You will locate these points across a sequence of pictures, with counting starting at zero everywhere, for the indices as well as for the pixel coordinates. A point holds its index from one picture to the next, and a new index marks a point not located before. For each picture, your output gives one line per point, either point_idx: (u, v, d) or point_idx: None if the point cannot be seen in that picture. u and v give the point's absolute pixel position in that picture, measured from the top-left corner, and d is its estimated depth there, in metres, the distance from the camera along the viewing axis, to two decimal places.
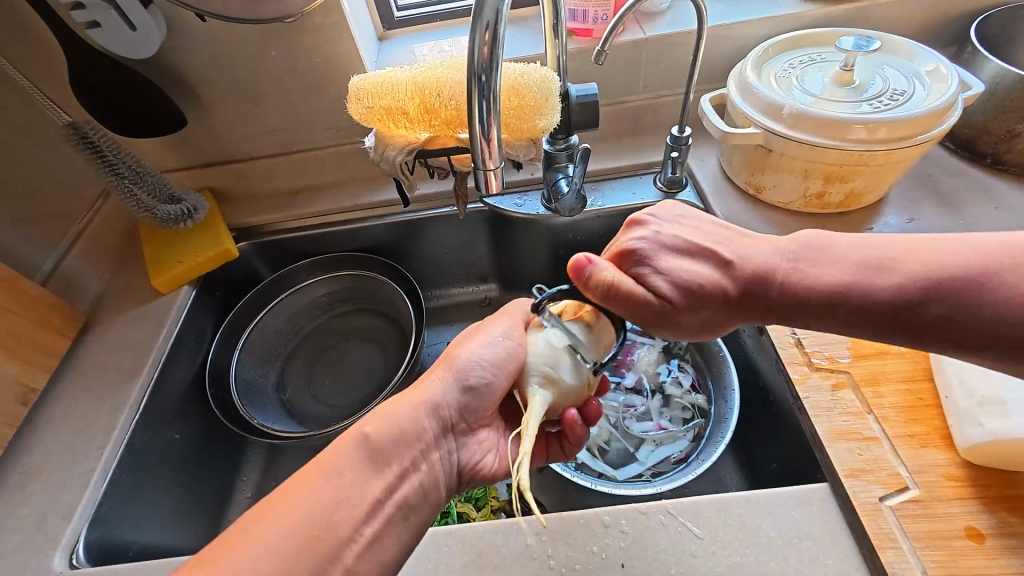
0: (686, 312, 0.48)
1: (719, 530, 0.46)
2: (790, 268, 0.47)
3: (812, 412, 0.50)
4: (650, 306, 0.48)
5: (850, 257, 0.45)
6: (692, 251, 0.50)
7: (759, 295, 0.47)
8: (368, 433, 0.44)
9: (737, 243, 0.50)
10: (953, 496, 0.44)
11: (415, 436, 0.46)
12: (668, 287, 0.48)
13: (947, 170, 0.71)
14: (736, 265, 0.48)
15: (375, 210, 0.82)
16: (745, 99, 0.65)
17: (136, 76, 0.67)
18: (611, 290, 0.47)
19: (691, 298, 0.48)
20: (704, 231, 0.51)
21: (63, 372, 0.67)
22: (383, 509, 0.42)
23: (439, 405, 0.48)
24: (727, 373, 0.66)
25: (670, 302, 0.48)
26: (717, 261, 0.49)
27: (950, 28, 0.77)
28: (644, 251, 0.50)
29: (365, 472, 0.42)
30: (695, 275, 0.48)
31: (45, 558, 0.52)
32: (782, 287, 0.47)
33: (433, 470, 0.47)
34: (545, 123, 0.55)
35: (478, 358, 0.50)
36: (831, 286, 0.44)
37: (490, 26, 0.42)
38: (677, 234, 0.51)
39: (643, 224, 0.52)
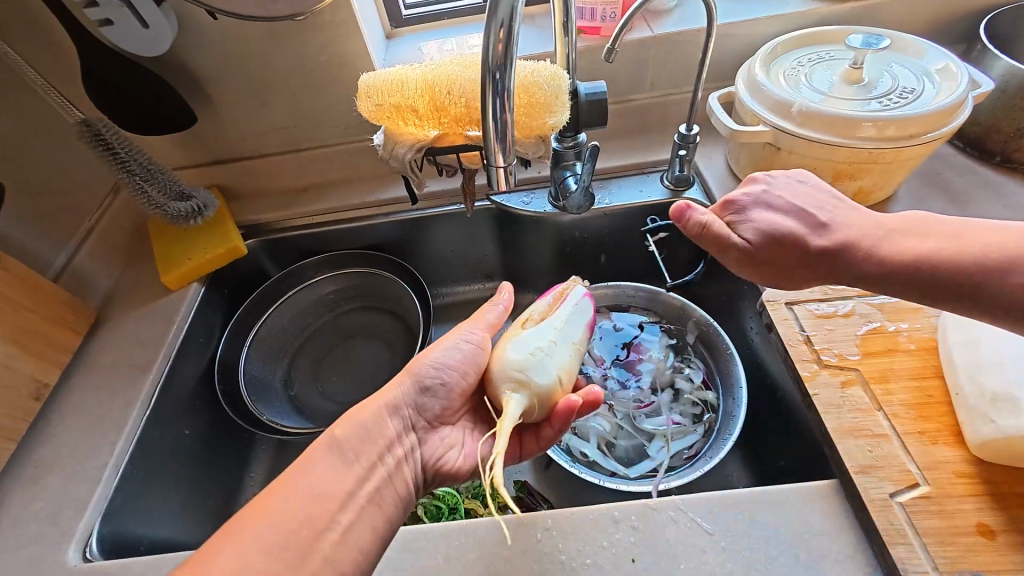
0: (769, 262, 0.52)
1: (729, 525, 0.46)
2: (884, 238, 0.49)
3: (821, 409, 0.50)
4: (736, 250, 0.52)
5: (946, 233, 0.48)
6: (795, 210, 0.53)
7: (838, 256, 0.50)
8: (335, 436, 0.46)
9: (840, 211, 0.53)
10: (964, 493, 0.44)
11: (378, 434, 0.47)
12: (756, 234, 0.52)
13: (956, 168, 0.71)
14: (829, 228, 0.51)
15: (382, 208, 0.82)
16: (753, 98, 0.65)
17: (148, 73, 0.67)
18: (703, 231, 0.51)
19: (774, 248, 0.51)
20: (819, 200, 0.54)
21: (74, 368, 0.68)
22: (356, 500, 0.43)
23: (398, 404, 0.49)
24: (732, 368, 0.64)
25: (754, 250, 0.52)
26: (815, 222, 0.52)
27: (958, 26, 0.77)
28: (745, 202, 0.54)
29: (337, 468, 0.44)
30: (789, 229, 0.52)
31: (58, 551, 0.53)
32: (864, 253, 0.49)
33: (398, 465, 0.47)
34: (555, 121, 0.55)
35: (437, 358, 0.51)
36: (914, 255, 0.47)
37: (504, 24, 0.43)
38: (784, 194, 0.54)
39: (758, 180, 0.56)
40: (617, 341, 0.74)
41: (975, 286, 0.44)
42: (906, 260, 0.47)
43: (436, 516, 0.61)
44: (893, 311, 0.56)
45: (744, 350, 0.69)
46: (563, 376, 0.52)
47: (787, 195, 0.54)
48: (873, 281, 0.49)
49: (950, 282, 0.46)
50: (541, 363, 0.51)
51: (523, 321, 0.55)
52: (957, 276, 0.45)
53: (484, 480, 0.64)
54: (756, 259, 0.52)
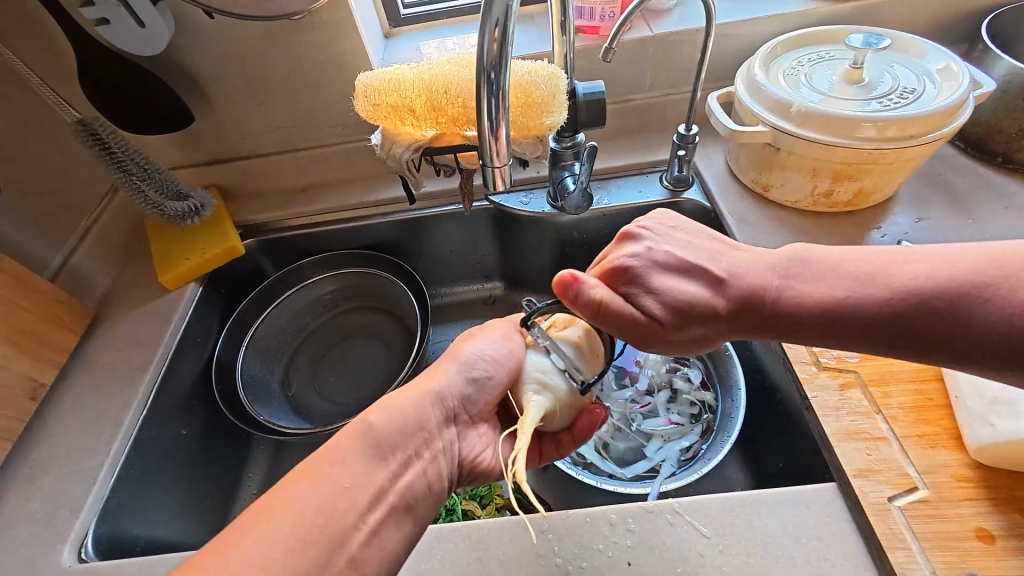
0: (679, 331, 0.47)
1: (726, 529, 0.46)
2: (784, 285, 0.46)
3: (820, 412, 0.50)
4: (641, 327, 0.47)
5: (840, 273, 0.45)
6: (687, 268, 0.49)
7: (751, 313, 0.47)
8: (371, 424, 0.45)
9: (727, 258, 0.50)
10: (963, 497, 0.44)
11: (418, 425, 0.46)
12: (657, 304, 0.47)
13: (957, 169, 0.70)
14: (728, 283, 0.48)
15: (381, 208, 0.82)
16: (753, 98, 0.65)
17: (146, 74, 0.67)
18: (599, 308, 0.47)
19: (681, 318, 0.47)
20: (698, 249, 0.50)
21: (71, 368, 0.67)
22: (386, 498, 0.42)
23: (444, 394, 0.48)
24: (731, 371, 0.66)
25: (661, 322, 0.47)
26: (712, 278, 0.48)
27: (959, 26, 0.76)
28: (636, 269, 0.49)
29: (367, 461, 0.43)
30: (689, 294, 0.47)
31: (53, 552, 0.53)
32: (775, 306, 0.46)
33: (435, 459, 0.46)
34: (552, 121, 0.55)
35: (484, 349, 0.50)
36: (823, 303, 0.44)
37: (499, 23, 0.42)
38: (669, 251, 0.50)
39: (636, 238, 0.51)
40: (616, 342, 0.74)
41: (902, 325, 0.41)
42: (813, 311, 0.44)
43: (434, 517, 0.61)
44: None
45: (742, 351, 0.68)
46: (588, 382, 0.52)
47: (669, 253, 0.50)
48: (793, 334, 0.46)
49: (870, 330, 0.42)
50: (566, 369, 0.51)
51: (549, 322, 0.55)
52: (873, 321, 0.42)
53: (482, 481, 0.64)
54: (665, 334, 0.47)
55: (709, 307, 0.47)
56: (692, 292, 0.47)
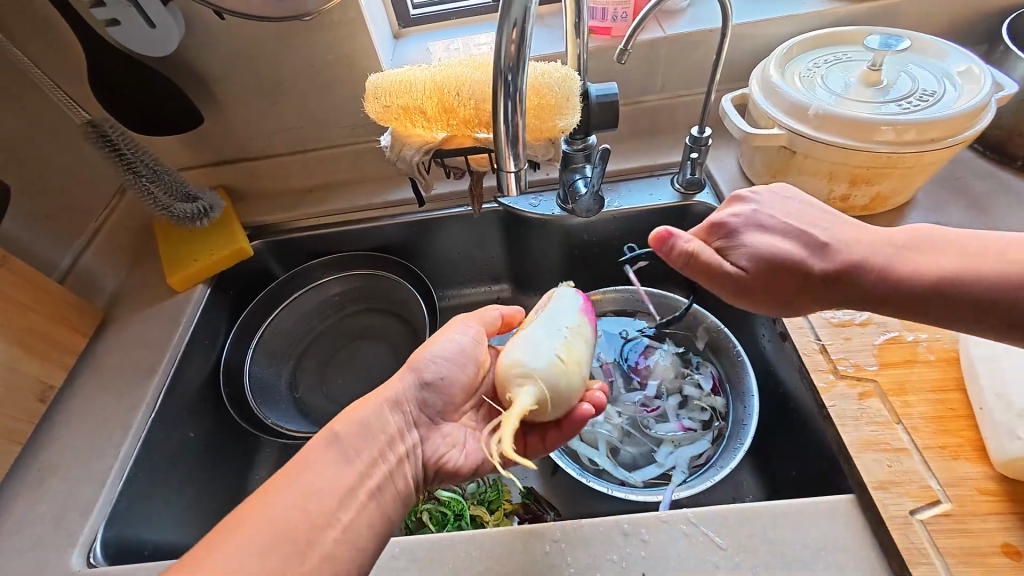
0: (763, 286, 0.49)
1: (743, 540, 0.45)
2: (893, 260, 0.48)
3: (838, 421, 0.49)
4: (730, 278, 0.49)
5: (949, 254, 0.47)
6: (792, 228, 0.50)
7: (841, 276, 0.48)
8: (336, 431, 0.46)
9: (838, 228, 0.51)
10: (988, 511, 0.43)
11: (380, 428, 0.47)
12: (747, 258, 0.49)
13: (976, 172, 0.69)
14: (830, 247, 0.49)
15: (389, 210, 0.81)
16: (769, 100, 0.63)
17: (155, 74, 0.67)
18: (690, 260, 0.48)
19: (770, 273, 0.49)
20: (815, 216, 0.52)
21: (80, 370, 0.67)
22: (356, 497, 0.43)
23: (400, 399, 0.50)
24: (743, 377, 0.64)
25: (747, 276, 0.49)
26: (818, 240, 0.50)
27: (979, 27, 0.75)
28: (734, 225, 0.51)
29: (337, 464, 0.44)
30: (786, 250, 0.49)
31: (62, 555, 0.53)
32: (871, 274, 0.48)
33: (400, 462, 0.47)
34: (566, 123, 0.54)
35: (436, 354, 0.51)
36: (936, 277, 0.46)
37: (517, 24, 0.41)
38: (773, 214, 0.52)
39: (745, 200, 0.53)
40: (624, 347, 0.73)
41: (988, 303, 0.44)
42: (918, 283, 0.46)
43: (442, 522, 0.60)
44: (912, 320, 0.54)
45: (755, 356, 0.68)
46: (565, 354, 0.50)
47: (777, 216, 0.52)
48: (880, 305, 0.48)
49: (969, 307, 0.45)
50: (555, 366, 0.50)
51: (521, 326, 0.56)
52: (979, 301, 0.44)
53: (490, 486, 0.63)
54: (751, 285, 0.49)
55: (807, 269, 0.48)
56: (794, 252, 0.49)
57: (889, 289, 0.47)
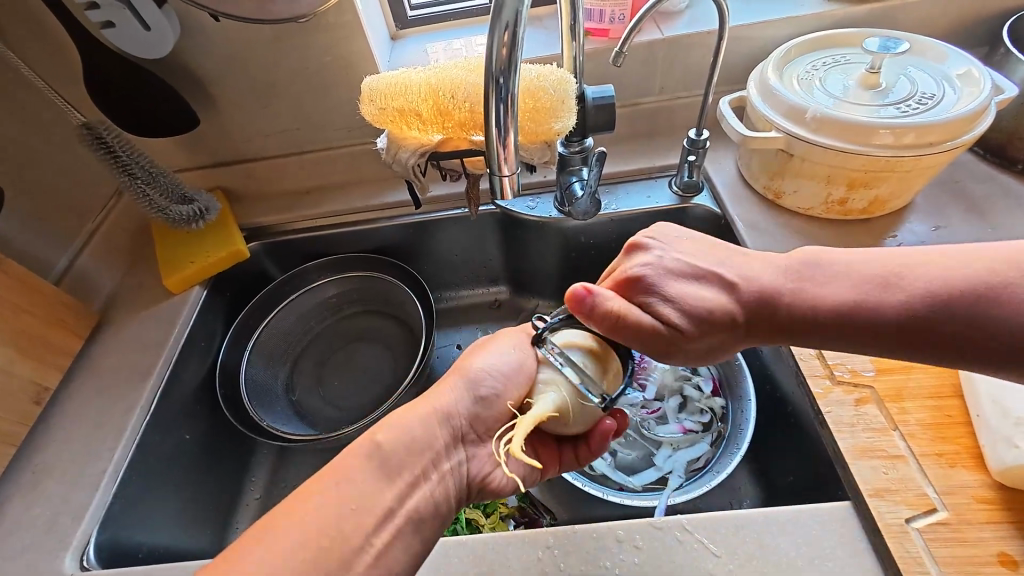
0: (693, 339, 0.46)
1: (737, 548, 0.45)
2: (796, 287, 0.45)
3: (834, 428, 0.49)
4: (656, 336, 0.46)
5: (856, 273, 0.44)
6: (700, 273, 0.47)
7: (767, 315, 0.45)
8: (379, 441, 0.44)
9: (738, 262, 0.48)
10: (984, 520, 0.42)
11: (426, 444, 0.46)
12: (671, 313, 0.45)
13: (976, 176, 0.68)
14: (742, 287, 0.46)
15: (386, 211, 0.81)
16: (766, 102, 0.63)
17: (151, 76, 0.67)
18: (616, 321, 0.45)
19: (697, 326, 0.45)
20: (710, 254, 0.49)
21: (75, 372, 0.67)
22: (394, 519, 0.41)
23: (451, 412, 0.48)
24: (741, 382, 0.65)
25: (675, 331, 0.45)
26: (724, 281, 0.47)
27: (980, 29, 0.74)
28: (649, 277, 0.47)
29: (376, 480, 0.42)
30: (702, 299, 0.46)
31: (55, 559, 0.53)
32: (789, 307, 0.44)
33: (442, 479, 0.46)
34: (561, 126, 0.53)
35: (491, 366, 0.50)
36: (839, 306, 0.43)
37: (509, 28, 0.41)
38: (681, 258, 0.49)
39: (645, 248, 0.50)
40: None
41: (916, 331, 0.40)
42: (825, 314, 0.43)
43: None
44: None
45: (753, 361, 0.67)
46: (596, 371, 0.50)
47: (685, 260, 0.48)
48: (813, 337, 0.44)
49: (886, 330, 0.41)
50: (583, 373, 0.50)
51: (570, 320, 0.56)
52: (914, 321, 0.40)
53: None
54: (687, 342, 0.46)
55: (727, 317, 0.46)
56: (712, 300, 0.46)
57: (809, 324, 0.44)
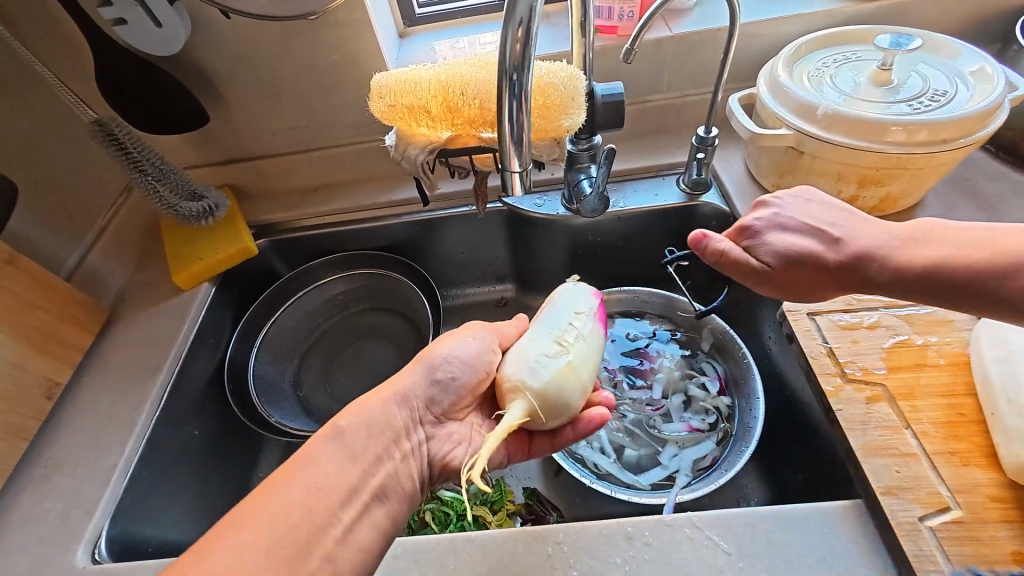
0: (789, 280, 0.50)
1: (747, 545, 0.44)
2: (898, 248, 0.48)
3: (845, 426, 0.48)
4: (755, 275, 0.51)
5: (947, 241, 0.46)
6: (812, 226, 0.51)
7: (859, 268, 0.48)
8: (340, 427, 0.45)
9: (853, 223, 0.51)
10: (998, 519, 0.42)
11: (386, 425, 0.47)
12: (772, 255, 0.51)
13: (988, 173, 0.68)
14: (846, 242, 0.49)
15: (393, 210, 0.81)
16: (776, 99, 0.63)
17: (164, 74, 0.67)
18: (721, 258, 0.51)
19: (790, 268, 0.50)
20: (833, 213, 0.52)
21: (85, 368, 0.68)
22: (359, 496, 0.42)
23: (408, 395, 0.49)
24: (749, 380, 0.64)
25: (773, 272, 0.50)
26: (832, 236, 0.50)
27: (992, 26, 0.74)
28: (759, 227, 0.53)
29: (341, 461, 0.43)
30: (807, 247, 0.50)
31: (67, 552, 0.53)
32: (884, 264, 0.47)
33: (406, 459, 0.47)
34: (571, 123, 0.53)
35: (450, 352, 0.50)
36: (924, 262, 0.46)
37: (522, 23, 0.41)
38: (795, 213, 0.53)
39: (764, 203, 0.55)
40: (629, 348, 0.73)
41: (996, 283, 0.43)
42: (913, 269, 0.46)
43: (444, 522, 0.60)
44: (921, 324, 0.53)
45: (761, 359, 0.67)
46: (562, 369, 0.50)
47: (797, 212, 0.53)
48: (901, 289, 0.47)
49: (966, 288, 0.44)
50: (548, 378, 0.49)
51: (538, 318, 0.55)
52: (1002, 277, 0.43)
53: (492, 487, 0.62)
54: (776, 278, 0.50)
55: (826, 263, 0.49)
56: (814, 249, 0.50)
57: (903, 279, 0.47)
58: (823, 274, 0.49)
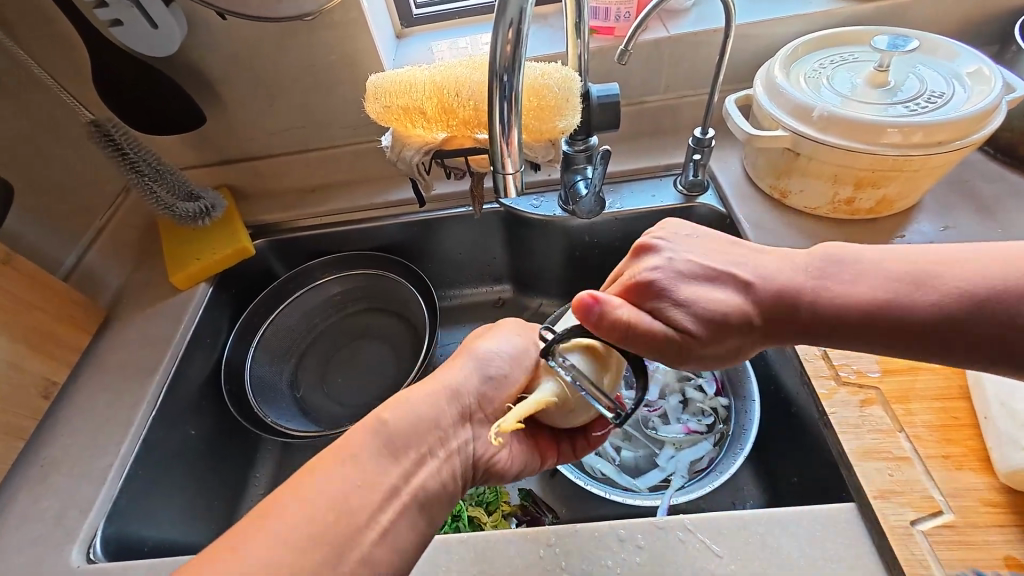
0: (711, 344, 0.44)
1: (740, 548, 0.44)
2: (818, 286, 0.43)
3: (839, 429, 0.48)
4: (672, 343, 0.44)
5: (880, 272, 0.42)
6: (714, 275, 0.46)
7: (787, 317, 0.43)
8: (385, 419, 0.43)
9: (754, 260, 0.47)
10: (990, 523, 0.42)
11: (433, 422, 0.45)
12: (686, 318, 0.44)
13: (985, 175, 0.68)
14: (759, 286, 0.45)
15: (390, 210, 0.81)
16: (772, 100, 0.63)
17: (162, 76, 0.68)
18: (627, 329, 0.44)
19: (711, 330, 0.44)
20: (725, 254, 0.47)
21: (83, 367, 0.68)
22: (400, 496, 0.40)
23: (460, 391, 0.47)
24: (745, 381, 0.64)
25: (689, 337, 0.44)
26: (741, 281, 0.45)
27: (991, 27, 0.73)
28: (660, 282, 0.46)
29: (382, 458, 0.40)
30: (721, 302, 0.44)
31: (62, 552, 0.53)
32: (815, 308, 0.43)
33: (449, 458, 0.45)
34: (565, 124, 0.53)
35: (497, 348, 0.51)
36: (867, 305, 0.41)
37: (513, 25, 0.41)
38: (691, 260, 0.47)
39: (654, 250, 0.49)
40: None
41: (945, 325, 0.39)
42: (853, 314, 0.42)
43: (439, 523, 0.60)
44: None
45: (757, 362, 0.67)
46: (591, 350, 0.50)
47: (693, 262, 0.47)
48: (838, 336, 0.43)
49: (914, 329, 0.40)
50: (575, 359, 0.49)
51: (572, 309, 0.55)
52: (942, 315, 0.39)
53: (488, 488, 0.63)
54: (705, 351, 0.44)
55: (745, 320, 0.44)
56: (727, 305, 0.44)
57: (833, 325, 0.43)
58: (746, 334, 0.44)
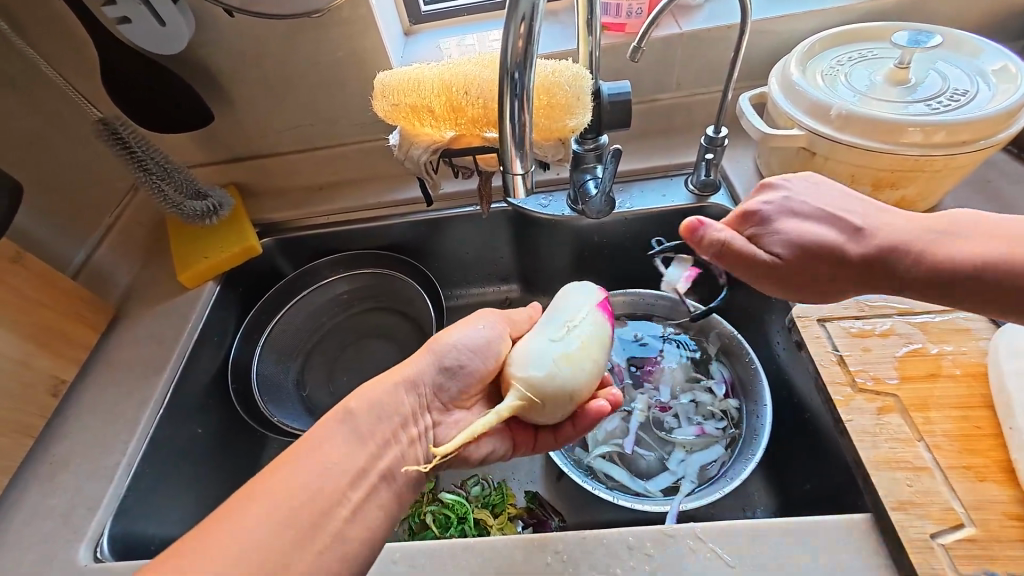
0: (799, 275, 0.45)
1: (752, 559, 0.43)
2: (928, 243, 0.44)
3: (855, 437, 0.47)
4: (765, 266, 0.45)
5: None
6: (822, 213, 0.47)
7: (887, 261, 0.44)
8: (350, 409, 0.46)
9: (870, 213, 0.47)
10: (1016, 538, 0.40)
11: (394, 409, 0.48)
12: (784, 245, 0.45)
13: (1009, 176, 0.66)
14: (866, 231, 0.45)
15: (398, 209, 0.80)
16: (787, 98, 0.61)
17: (174, 77, 0.68)
18: (722, 248, 0.45)
19: (807, 259, 0.45)
20: (842, 203, 0.48)
21: (92, 365, 0.68)
22: (367, 478, 0.44)
23: (417, 381, 0.50)
24: (757, 385, 0.62)
25: (783, 263, 0.45)
26: (850, 227, 0.46)
27: (1017, 22, 0.71)
28: (768, 212, 0.48)
29: (350, 444, 0.44)
30: (826, 238, 0.45)
31: (70, 550, 0.53)
32: (917, 260, 0.43)
33: (412, 443, 0.48)
34: (576, 123, 0.52)
35: (459, 342, 0.51)
36: (969, 261, 0.42)
37: (525, 19, 0.40)
38: (806, 199, 0.48)
39: (773, 186, 0.50)
40: (635, 350, 0.71)
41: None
42: (952, 270, 0.42)
43: (445, 525, 0.59)
44: (936, 332, 0.52)
45: (769, 365, 0.66)
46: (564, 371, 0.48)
47: (807, 200, 0.48)
48: (932, 291, 0.44)
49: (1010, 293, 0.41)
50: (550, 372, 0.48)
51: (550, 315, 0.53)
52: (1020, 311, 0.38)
53: (494, 490, 0.62)
54: (793, 274, 0.45)
55: (846, 258, 0.45)
56: (832, 241, 0.45)
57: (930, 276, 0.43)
58: (834, 267, 0.45)
